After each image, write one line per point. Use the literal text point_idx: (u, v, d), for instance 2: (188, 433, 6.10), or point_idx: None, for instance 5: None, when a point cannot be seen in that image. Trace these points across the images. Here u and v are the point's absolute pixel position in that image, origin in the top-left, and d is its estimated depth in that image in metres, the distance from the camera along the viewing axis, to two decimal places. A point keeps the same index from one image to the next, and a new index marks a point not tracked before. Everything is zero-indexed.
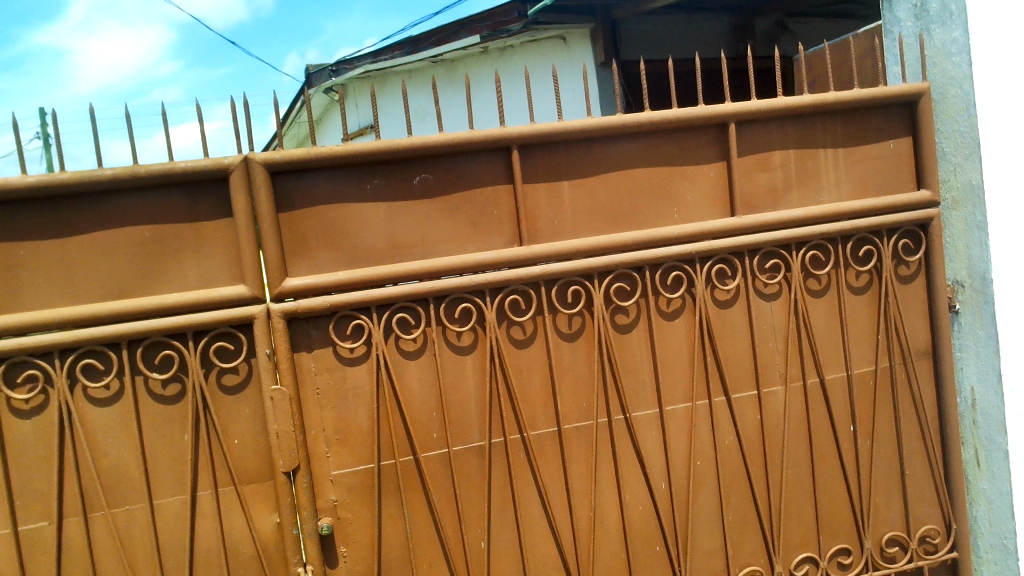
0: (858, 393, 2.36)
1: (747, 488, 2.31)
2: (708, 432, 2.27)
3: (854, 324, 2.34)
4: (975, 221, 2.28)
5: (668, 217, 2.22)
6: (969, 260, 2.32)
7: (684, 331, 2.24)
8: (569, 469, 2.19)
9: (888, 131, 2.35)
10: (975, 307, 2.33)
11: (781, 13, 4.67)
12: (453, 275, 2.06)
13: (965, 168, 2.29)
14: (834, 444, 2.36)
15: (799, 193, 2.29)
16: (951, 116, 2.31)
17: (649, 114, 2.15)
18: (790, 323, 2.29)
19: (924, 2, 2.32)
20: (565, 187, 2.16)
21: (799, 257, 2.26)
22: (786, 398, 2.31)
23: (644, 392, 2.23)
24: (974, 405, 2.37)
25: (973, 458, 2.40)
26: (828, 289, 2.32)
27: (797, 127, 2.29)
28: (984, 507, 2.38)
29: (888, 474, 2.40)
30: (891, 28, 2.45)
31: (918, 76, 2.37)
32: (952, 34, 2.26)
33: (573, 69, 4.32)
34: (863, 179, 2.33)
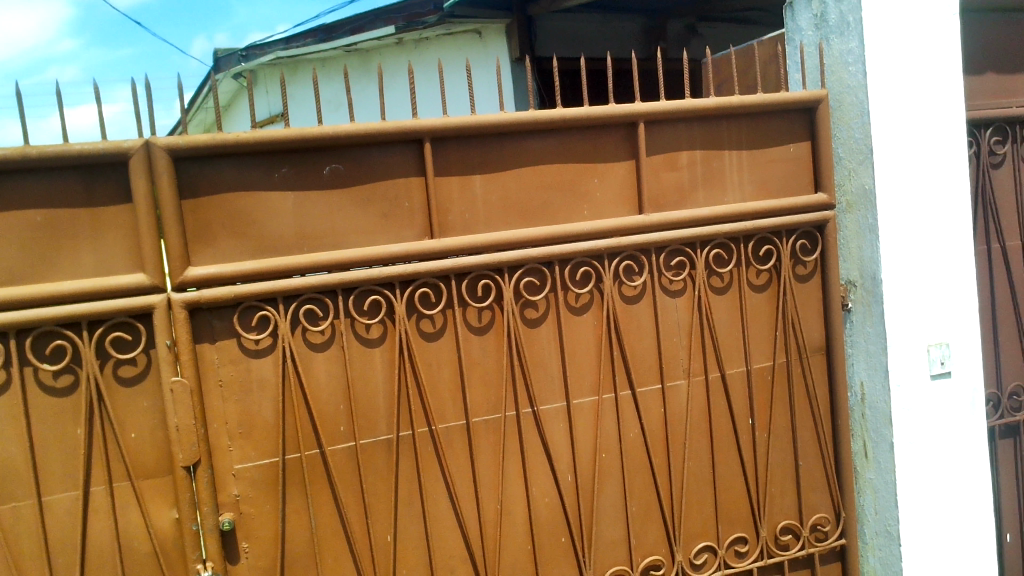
0: (756, 388, 2.45)
1: (651, 479, 2.36)
2: (614, 425, 2.32)
3: (754, 322, 2.43)
4: (868, 224, 2.39)
5: (578, 213, 2.25)
6: (861, 261, 2.43)
7: (591, 326, 2.28)
8: (476, 462, 2.20)
9: (788, 135, 2.44)
10: (866, 306, 2.44)
11: (692, 17, 4.80)
12: (363, 267, 2.04)
13: (859, 173, 2.40)
14: (734, 437, 2.44)
15: (705, 193, 2.35)
16: (846, 123, 2.41)
17: (561, 111, 2.17)
18: (693, 319, 2.36)
19: (824, 12, 2.42)
20: (477, 180, 2.16)
21: (703, 255, 2.33)
22: (688, 392, 2.37)
23: (552, 386, 2.25)
24: (863, 399, 2.49)
25: (862, 450, 2.52)
26: (730, 287, 2.39)
27: (704, 128, 2.35)
28: (870, 497, 2.51)
29: (783, 465, 2.49)
30: (793, 36, 2.55)
31: (818, 83, 2.47)
32: (849, 44, 2.36)
33: (487, 63, 4.32)
34: (764, 181, 2.42)
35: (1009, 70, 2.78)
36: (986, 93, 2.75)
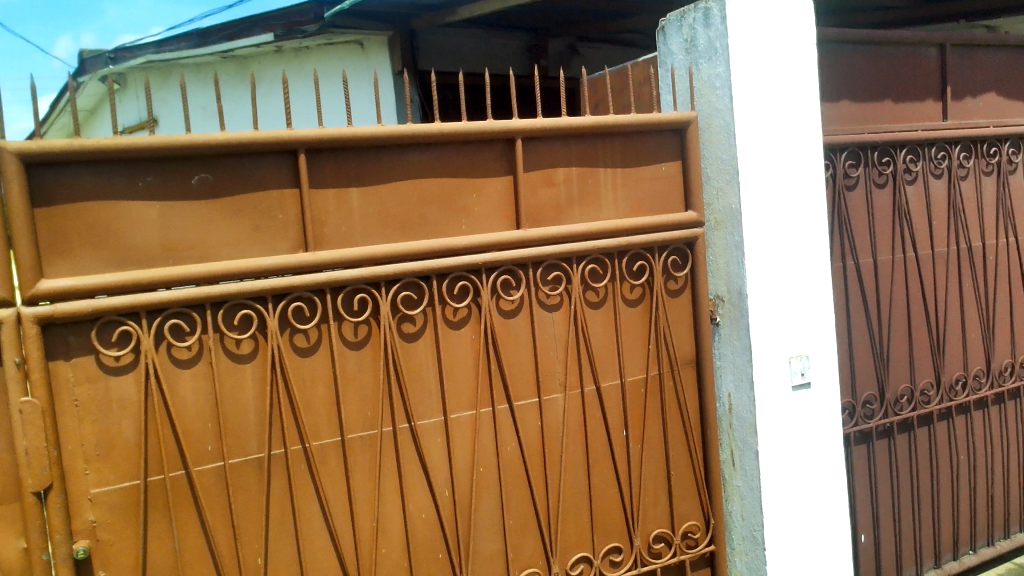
0: (630, 400, 2.51)
1: (527, 492, 2.38)
2: (490, 438, 2.32)
3: (627, 335, 2.49)
4: (734, 241, 2.49)
5: (456, 227, 2.25)
6: (728, 276, 2.53)
7: (469, 340, 2.28)
8: (351, 480, 2.15)
9: (660, 154, 2.52)
10: (733, 320, 2.53)
11: (573, 37, 4.92)
12: (233, 281, 1.98)
13: (725, 192, 2.50)
14: (609, 448, 2.49)
15: (580, 209, 2.40)
16: (714, 144, 2.52)
17: (439, 125, 2.18)
18: (570, 333, 2.40)
19: (694, 38, 2.52)
20: (354, 193, 2.14)
21: (579, 269, 2.38)
22: (564, 405, 2.40)
23: (429, 401, 2.24)
24: (731, 409, 2.59)
25: (729, 458, 2.61)
26: (604, 301, 2.45)
27: (579, 146, 2.40)
28: (737, 503, 2.61)
29: (656, 475, 2.56)
30: (665, 59, 2.65)
31: (688, 105, 2.57)
32: (716, 69, 2.46)
33: (365, 74, 4.28)
34: (637, 199, 2.49)
35: (861, 98, 2.96)
36: (841, 119, 2.92)
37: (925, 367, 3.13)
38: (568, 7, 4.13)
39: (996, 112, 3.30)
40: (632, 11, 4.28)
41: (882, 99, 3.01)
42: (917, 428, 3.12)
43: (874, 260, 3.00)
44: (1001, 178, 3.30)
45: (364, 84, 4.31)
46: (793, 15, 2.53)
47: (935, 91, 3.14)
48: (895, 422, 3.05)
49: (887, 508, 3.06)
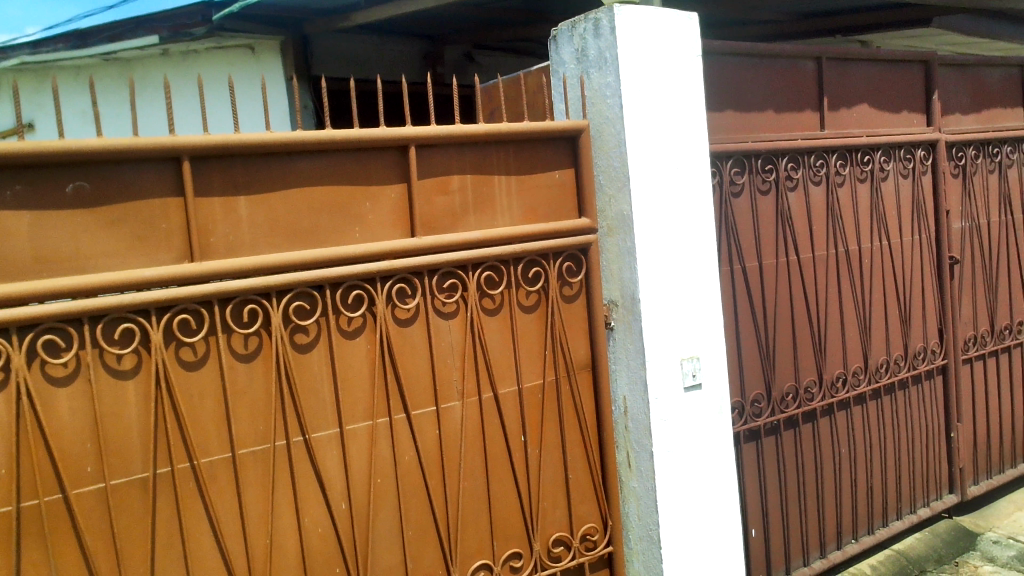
0: (527, 405, 2.52)
1: (426, 501, 2.36)
2: (388, 449, 2.29)
3: (524, 341, 2.51)
4: (626, 247, 2.54)
5: (350, 235, 2.22)
6: (621, 282, 2.58)
7: (364, 349, 2.25)
8: (243, 496, 2.09)
9: (553, 161, 2.56)
10: (626, 324, 2.58)
11: (469, 45, 4.93)
12: (113, 293, 1.91)
13: (617, 199, 2.55)
14: (507, 455, 2.50)
15: (476, 217, 2.41)
16: (606, 152, 2.56)
17: (330, 132, 2.15)
18: (466, 340, 2.39)
19: (584, 48, 2.56)
20: (242, 201, 2.08)
21: (475, 277, 2.38)
22: (462, 413, 2.40)
23: (324, 412, 2.19)
24: (626, 411, 2.64)
25: (626, 460, 2.66)
26: (501, 308, 2.46)
27: (473, 153, 2.41)
28: (634, 504, 2.66)
29: (554, 479, 2.59)
30: (557, 68, 2.69)
31: (580, 114, 2.61)
32: (606, 79, 2.51)
33: (251, 80, 4.18)
34: (532, 206, 2.52)
35: (746, 108, 3.07)
36: (727, 129, 3.01)
37: (808, 365, 3.27)
38: (463, 15, 4.14)
39: (869, 123, 3.48)
40: (527, 21, 4.33)
41: (763, 110, 3.12)
42: (802, 424, 3.26)
43: (760, 264, 3.12)
44: (874, 185, 3.49)
45: (253, 88, 4.19)
46: (679, 28, 2.60)
47: (814, 102, 3.29)
48: (782, 419, 3.18)
49: (776, 502, 3.18)
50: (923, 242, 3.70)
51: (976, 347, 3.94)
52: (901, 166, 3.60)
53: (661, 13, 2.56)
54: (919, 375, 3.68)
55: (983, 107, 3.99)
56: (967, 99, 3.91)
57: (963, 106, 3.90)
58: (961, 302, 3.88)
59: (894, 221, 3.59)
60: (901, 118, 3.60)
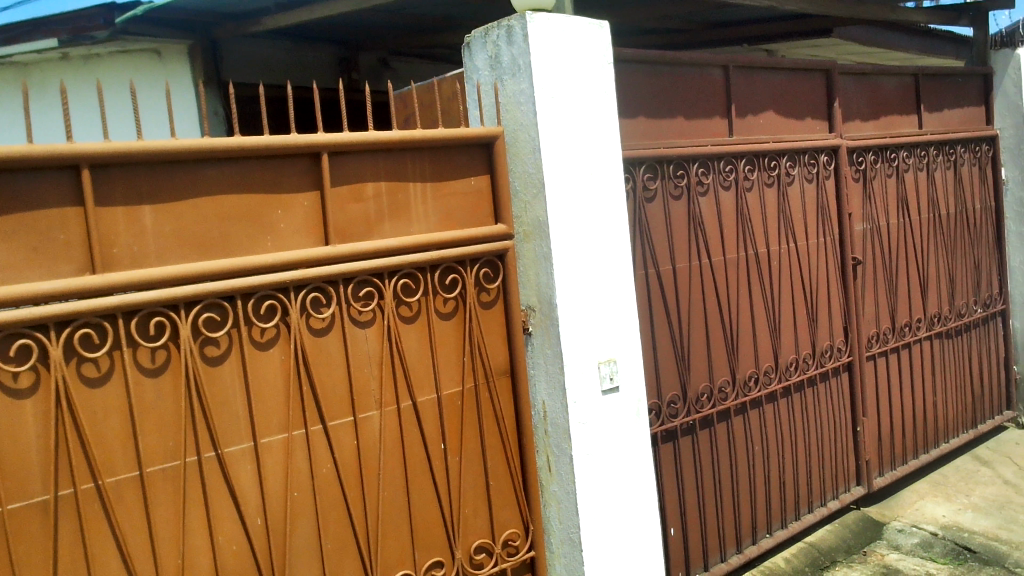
0: (447, 413, 2.51)
1: (345, 514, 2.32)
2: (304, 461, 2.25)
3: (442, 348, 2.50)
4: (542, 252, 2.55)
5: (261, 245, 2.17)
6: (538, 287, 2.59)
7: (278, 361, 2.20)
8: (153, 516, 2.01)
9: (468, 168, 2.56)
10: (544, 329, 2.60)
11: (384, 50, 4.89)
12: (9, 308, 1.82)
13: (532, 205, 2.56)
14: (427, 464, 2.48)
15: (391, 224, 2.39)
16: (520, 158, 2.58)
17: (239, 139, 2.11)
18: (384, 349, 2.37)
19: (498, 55, 2.57)
20: (147, 211, 2.01)
21: (391, 284, 2.36)
22: (380, 423, 2.37)
23: (236, 427, 2.14)
24: (545, 416, 2.65)
25: (546, 464, 2.67)
26: (418, 316, 2.44)
27: (387, 160, 2.40)
28: (555, 508, 2.67)
29: (475, 486, 2.58)
30: (471, 75, 2.69)
31: (494, 121, 2.62)
32: (520, 86, 2.52)
33: (155, 86, 4.05)
34: (447, 213, 2.51)
35: (658, 115, 3.13)
36: (639, 135, 3.06)
37: (722, 366, 3.35)
38: (377, 21, 4.10)
39: (776, 129, 3.60)
40: (442, 27, 4.32)
41: (675, 116, 3.19)
42: (717, 423, 3.34)
43: (673, 267, 3.18)
44: (780, 189, 3.61)
45: (156, 93, 4.07)
46: (590, 36, 2.64)
47: (722, 109, 3.38)
48: (697, 419, 3.25)
49: (693, 500, 3.25)
50: (827, 244, 3.84)
51: (878, 344, 4.11)
52: (806, 170, 3.73)
53: (571, 22, 2.58)
54: (826, 372, 3.81)
55: (881, 114, 4.17)
56: (866, 107, 4.08)
57: (863, 113, 4.06)
58: (864, 301, 4.04)
59: (800, 224, 3.71)
60: (805, 125, 3.73)
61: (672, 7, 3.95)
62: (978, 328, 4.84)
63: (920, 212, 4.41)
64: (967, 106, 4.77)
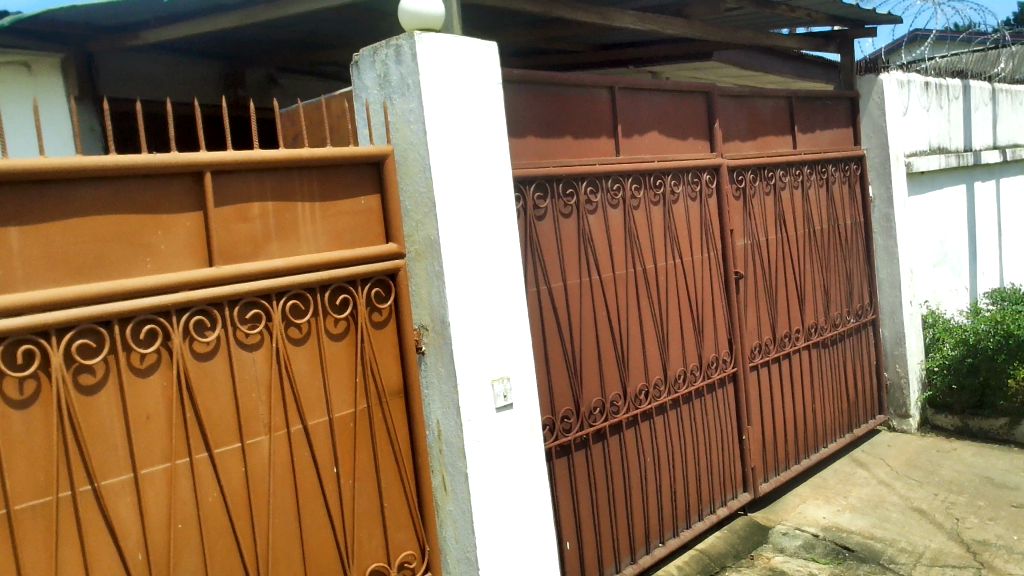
0: (339, 436, 2.47)
1: (233, 543, 2.24)
2: (189, 491, 2.16)
3: (333, 370, 2.45)
4: (434, 271, 2.55)
5: (140, 267, 2.09)
6: (431, 306, 2.59)
7: (160, 387, 2.12)
8: (22, 557, 1.89)
9: (358, 187, 2.54)
10: (437, 348, 2.60)
11: (271, 67, 4.80)
12: None
13: (423, 224, 2.56)
14: (319, 488, 2.43)
15: (278, 244, 2.34)
16: (411, 177, 2.57)
17: (114, 157, 2.02)
18: (272, 372, 2.31)
19: (386, 73, 2.56)
20: (13, 233, 1.91)
21: (279, 306, 2.31)
22: (270, 448, 2.31)
23: (115, 458, 2.04)
24: (440, 435, 2.65)
25: (441, 484, 2.66)
26: (308, 337, 2.39)
27: (274, 179, 2.35)
28: (451, 528, 2.66)
29: (369, 509, 2.54)
30: (359, 93, 2.67)
31: (384, 139, 2.61)
32: (409, 105, 2.52)
33: (21, 102, 3.72)
34: (337, 232, 2.48)
35: (547, 135, 3.18)
36: (529, 154, 3.11)
37: (613, 380, 3.42)
38: (263, 37, 4.03)
39: (660, 149, 3.72)
40: (330, 45, 4.27)
41: (564, 136, 3.26)
42: (609, 437, 3.40)
43: (564, 284, 3.24)
44: (666, 207, 3.72)
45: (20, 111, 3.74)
46: (478, 56, 2.67)
47: (609, 129, 3.46)
48: (590, 433, 3.30)
49: (587, 514, 3.30)
50: (711, 259, 3.98)
51: (761, 355, 4.28)
52: (690, 189, 3.86)
53: (459, 42, 2.60)
54: (712, 383, 3.94)
55: (758, 135, 4.36)
56: (743, 128, 4.25)
57: (741, 134, 4.24)
58: (746, 314, 4.20)
59: (685, 240, 3.83)
60: (687, 145, 3.87)
61: (559, 29, 4.03)
62: (851, 337, 5.11)
63: (796, 228, 4.63)
64: (836, 128, 5.04)
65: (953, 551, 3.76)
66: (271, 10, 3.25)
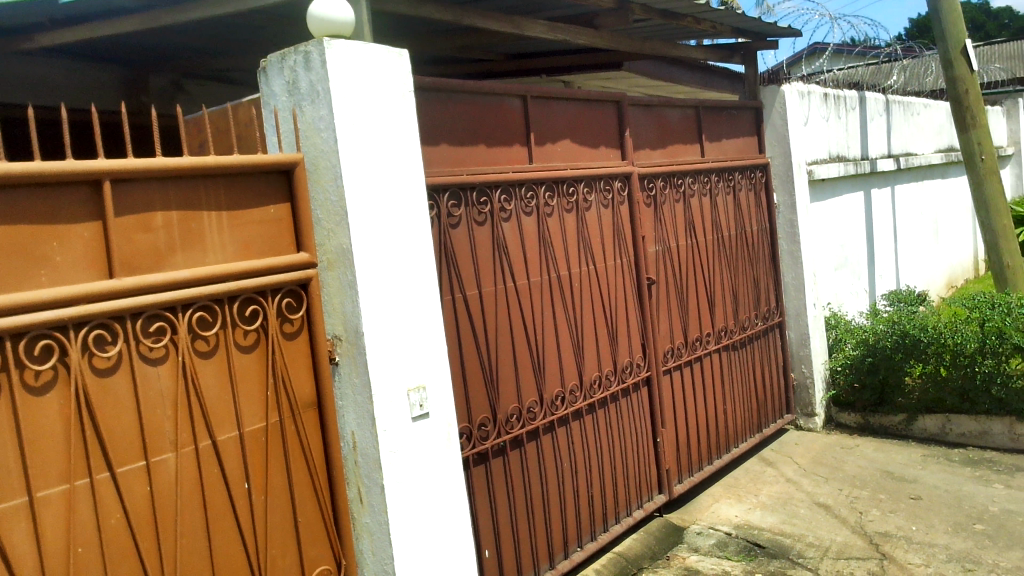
0: (249, 451, 2.40)
1: (138, 566, 2.15)
2: (90, 514, 2.07)
3: (243, 384, 2.39)
4: (347, 280, 2.52)
5: (34, 281, 2.00)
6: (344, 316, 2.55)
7: (57, 406, 2.02)
8: None
9: (267, 196, 2.48)
10: (351, 358, 2.56)
11: (176, 73, 4.66)
12: None
13: (335, 233, 2.53)
14: (230, 505, 2.36)
15: (184, 255, 2.27)
16: (322, 185, 2.53)
17: (5, 166, 1.93)
18: (178, 387, 2.24)
19: (295, 80, 2.52)
20: None
21: (185, 318, 2.25)
22: (176, 465, 2.23)
23: (8, 482, 1.94)
24: (355, 447, 2.61)
25: (357, 496, 2.63)
26: (216, 350, 2.33)
27: (179, 188, 2.28)
28: (368, 540, 2.63)
29: (282, 525, 2.48)
30: (268, 100, 2.61)
31: (293, 147, 2.56)
32: (319, 112, 2.49)
33: None
34: (246, 242, 2.42)
35: (459, 142, 3.19)
36: (442, 162, 3.10)
37: (530, 387, 3.44)
38: (167, 42, 3.91)
39: (572, 157, 3.76)
40: (237, 51, 4.18)
41: (476, 144, 3.26)
42: (527, 443, 3.41)
43: (479, 292, 3.24)
44: (579, 214, 3.77)
45: None
46: (389, 64, 2.65)
47: (522, 137, 3.49)
48: (507, 440, 3.31)
49: (506, 522, 3.30)
50: (624, 265, 4.04)
51: (673, 359, 4.37)
52: (602, 197, 3.92)
53: (370, 49, 2.58)
54: (627, 388, 4.00)
55: (666, 143, 4.46)
56: (653, 136, 4.34)
57: (651, 142, 4.33)
58: (659, 318, 4.28)
59: (598, 247, 3.89)
60: (599, 153, 3.93)
61: (471, 37, 4.03)
62: (759, 339, 5.26)
63: (705, 233, 4.75)
64: (742, 137, 5.20)
65: (857, 544, 3.90)
66: (173, 13, 3.15)
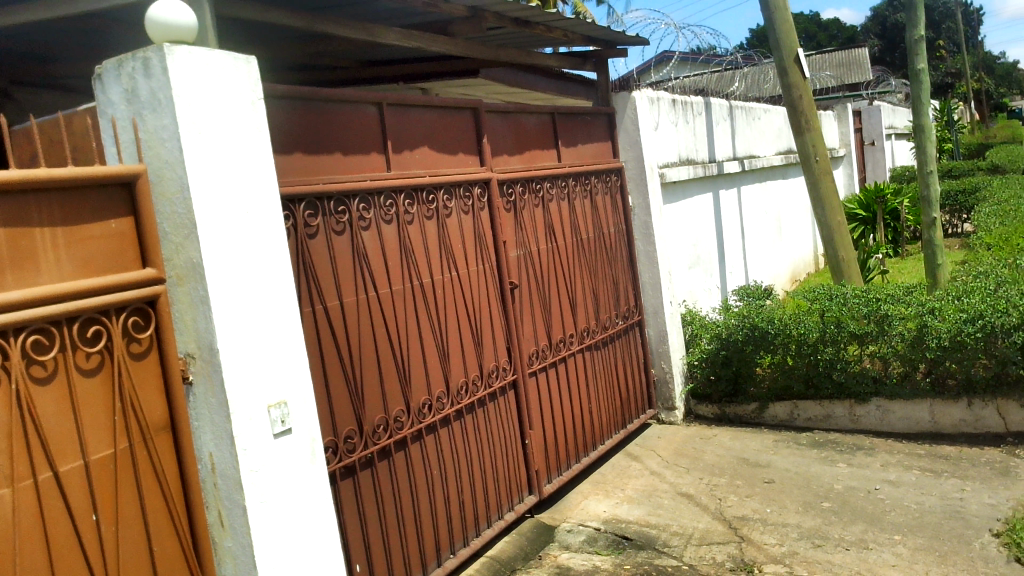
0: (97, 480, 2.26)
1: None
2: None
3: (87, 409, 2.25)
4: (198, 295, 2.42)
5: None
6: (197, 333, 2.45)
7: None
8: None
9: (107, 210, 2.35)
10: (206, 377, 2.46)
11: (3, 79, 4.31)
12: None
13: (184, 247, 2.42)
14: (77, 540, 2.21)
15: (14, 275, 2.12)
16: (168, 198, 2.42)
17: None
18: (12, 417, 2.08)
19: (134, 87, 2.40)
20: None
21: (19, 343, 2.09)
22: (13, 501, 2.07)
23: None
24: (213, 469, 2.51)
25: (217, 520, 2.53)
26: (54, 375, 2.18)
27: (8, 203, 2.12)
28: (231, 564, 2.53)
29: (136, 556, 2.35)
30: (105, 109, 2.47)
31: (134, 159, 2.44)
32: (162, 121, 2.37)
33: None
34: (84, 259, 2.29)
35: (314, 151, 3.12)
36: (296, 171, 3.03)
37: (396, 397, 3.40)
38: None
39: (430, 164, 3.76)
40: (72, 56, 3.95)
41: (331, 152, 3.21)
42: (394, 453, 3.38)
43: (340, 302, 3.18)
44: (439, 221, 3.77)
45: None
46: (235, 71, 2.56)
47: (378, 145, 3.45)
48: (374, 451, 3.27)
49: (377, 534, 3.25)
50: (486, 270, 4.07)
51: (539, 361, 4.44)
52: (462, 203, 3.93)
53: (214, 55, 2.49)
54: (494, 392, 4.03)
55: (524, 148, 4.52)
56: (510, 142, 4.40)
57: (509, 148, 4.39)
58: (522, 322, 4.34)
59: (459, 253, 3.90)
60: (457, 160, 3.94)
61: (324, 45, 3.97)
62: (620, 338, 5.41)
63: (565, 237, 4.85)
64: (596, 142, 5.35)
65: (717, 529, 4.08)
66: None
